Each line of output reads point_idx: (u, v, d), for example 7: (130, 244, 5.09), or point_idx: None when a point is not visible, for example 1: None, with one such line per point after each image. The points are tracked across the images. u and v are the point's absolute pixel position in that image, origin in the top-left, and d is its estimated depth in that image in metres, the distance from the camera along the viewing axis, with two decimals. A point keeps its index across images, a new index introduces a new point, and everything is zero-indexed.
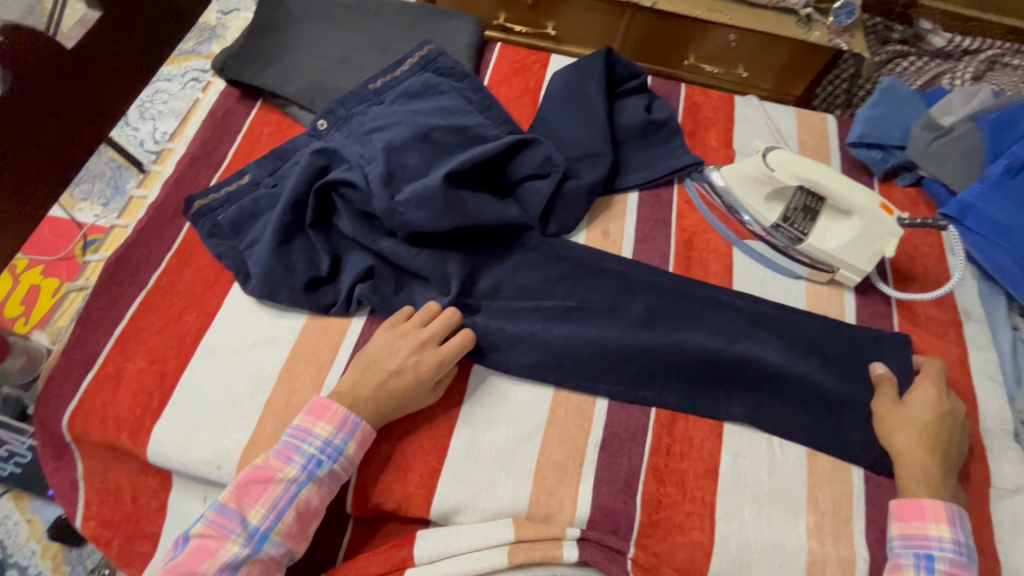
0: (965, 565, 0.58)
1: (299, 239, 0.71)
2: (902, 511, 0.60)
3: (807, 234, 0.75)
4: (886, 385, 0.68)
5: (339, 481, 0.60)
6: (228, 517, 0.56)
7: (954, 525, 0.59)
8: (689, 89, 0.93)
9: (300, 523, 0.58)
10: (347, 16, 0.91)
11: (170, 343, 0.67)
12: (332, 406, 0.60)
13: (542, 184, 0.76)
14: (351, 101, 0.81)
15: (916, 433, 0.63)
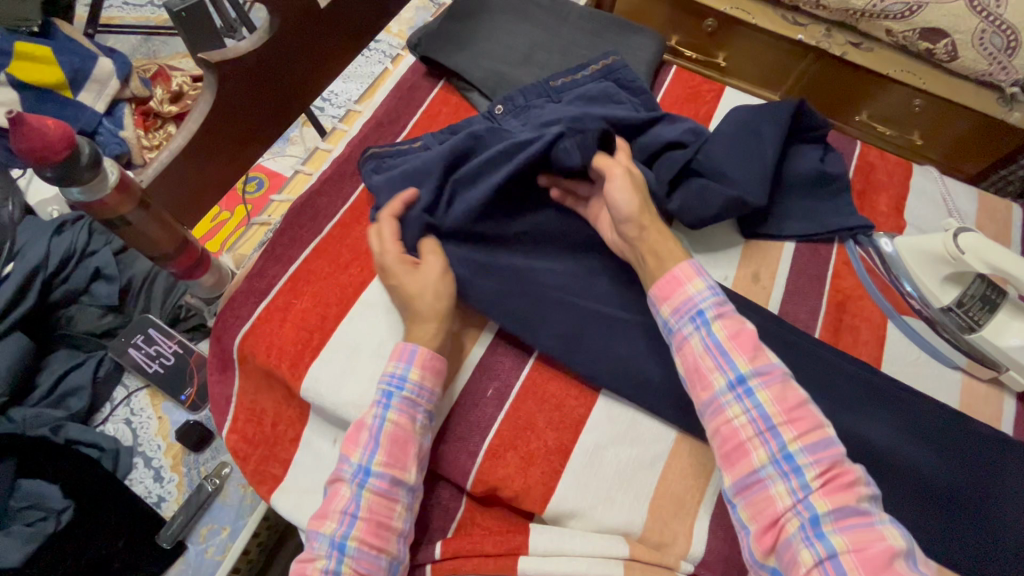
0: (727, 302, 0.63)
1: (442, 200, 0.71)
2: (662, 291, 0.64)
3: (982, 325, 0.71)
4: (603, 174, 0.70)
5: (420, 404, 0.62)
6: (340, 461, 0.61)
7: (700, 274, 0.64)
8: (863, 148, 0.90)
9: (395, 450, 0.60)
10: (538, 15, 0.94)
11: (334, 290, 0.72)
12: (396, 346, 0.64)
13: (677, 155, 0.76)
14: (531, 93, 0.82)
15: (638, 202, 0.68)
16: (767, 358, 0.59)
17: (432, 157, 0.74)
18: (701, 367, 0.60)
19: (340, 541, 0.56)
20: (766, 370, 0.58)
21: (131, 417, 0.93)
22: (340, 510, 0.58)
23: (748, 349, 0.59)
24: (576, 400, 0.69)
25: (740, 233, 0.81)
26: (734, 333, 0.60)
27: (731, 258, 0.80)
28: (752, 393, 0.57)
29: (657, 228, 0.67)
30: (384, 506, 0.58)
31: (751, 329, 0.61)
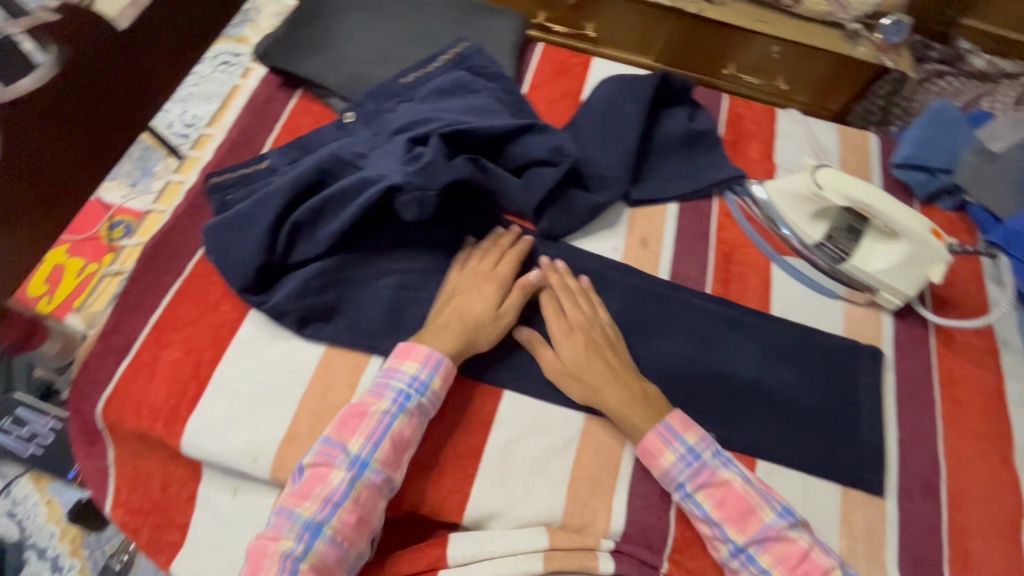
0: (705, 464, 0.60)
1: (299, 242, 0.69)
2: (641, 458, 0.62)
3: (850, 254, 0.75)
4: (535, 341, 0.69)
5: (426, 414, 0.62)
6: (334, 446, 0.58)
7: (672, 440, 0.61)
8: (731, 100, 0.93)
9: (395, 451, 0.59)
10: (392, 8, 0.90)
11: (206, 333, 0.66)
12: (417, 346, 0.63)
13: (547, 173, 0.74)
14: (381, 96, 0.80)
15: (578, 371, 0.66)
16: (759, 517, 0.58)
17: (277, 185, 0.70)
18: (700, 532, 0.60)
19: (315, 527, 0.54)
20: (759, 537, 0.57)
21: (14, 509, 0.86)
22: (322, 496, 0.55)
23: (736, 517, 0.58)
24: (481, 399, 0.67)
25: (626, 202, 0.82)
26: (719, 500, 0.59)
27: (619, 228, 0.80)
28: (754, 559, 0.57)
29: (609, 393, 0.64)
30: (369, 499, 0.57)
31: (735, 490, 0.59)
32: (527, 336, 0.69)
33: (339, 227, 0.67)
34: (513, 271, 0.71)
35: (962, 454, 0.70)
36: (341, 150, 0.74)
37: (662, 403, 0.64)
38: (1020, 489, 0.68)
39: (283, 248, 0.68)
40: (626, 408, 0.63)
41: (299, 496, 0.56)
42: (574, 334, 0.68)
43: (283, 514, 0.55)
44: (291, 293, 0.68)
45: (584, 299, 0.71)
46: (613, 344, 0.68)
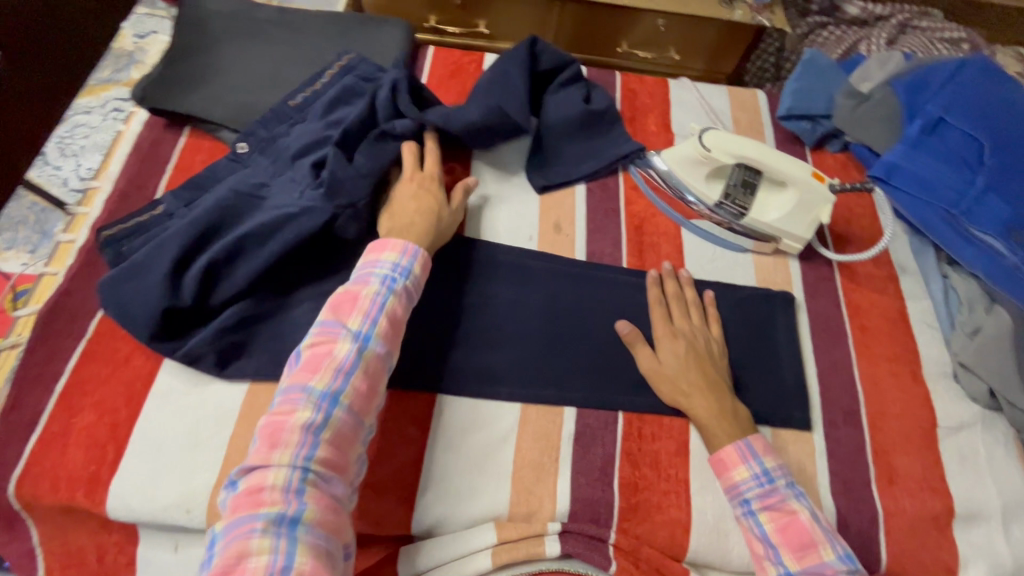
0: (777, 488, 0.61)
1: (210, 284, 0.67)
2: (715, 467, 0.64)
3: (748, 208, 0.79)
4: (637, 342, 0.70)
5: (413, 299, 0.64)
6: (332, 325, 0.59)
7: (749, 458, 0.62)
8: (624, 77, 0.95)
9: (392, 329, 0.61)
10: (273, 32, 0.88)
11: (118, 392, 0.64)
12: (391, 240, 0.65)
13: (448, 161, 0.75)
14: (272, 122, 0.79)
15: (676, 379, 0.68)
16: (817, 553, 0.58)
17: (176, 227, 0.68)
18: (753, 552, 0.61)
19: (332, 396, 0.55)
20: (815, 571, 0.58)
21: None
22: (332, 368, 0.56)
23: (796, 545, 0.59)
24: (416, 407, 0.67)
25: (534, 189, 0.83)
26: (782, 525, 0.60)
27: (531, 216, 0.81)
28: None
29: (698, 403, 0.66)
30: (376, 371, 0.59)
31: (801, 521, 0.59)
32: (628, 334, 0.71)
33: (258, 263, 0.67)
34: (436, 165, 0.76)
35: (876, 378, 0.74)
36: (240, 183, 0.72)
37: (741, 415, 0.67)
38: (931, 400, 0.73)
39: (193, 294, 0.65)
40: (712, 420, 0.65)
41: (306, 374, 0.56)
42: (678, 343, 0.70)
43: (293, 391, 0.55)
44: (205, 334, 0.66)
45: (698, 313, 0.73)
46: (711, 355, 0.70)
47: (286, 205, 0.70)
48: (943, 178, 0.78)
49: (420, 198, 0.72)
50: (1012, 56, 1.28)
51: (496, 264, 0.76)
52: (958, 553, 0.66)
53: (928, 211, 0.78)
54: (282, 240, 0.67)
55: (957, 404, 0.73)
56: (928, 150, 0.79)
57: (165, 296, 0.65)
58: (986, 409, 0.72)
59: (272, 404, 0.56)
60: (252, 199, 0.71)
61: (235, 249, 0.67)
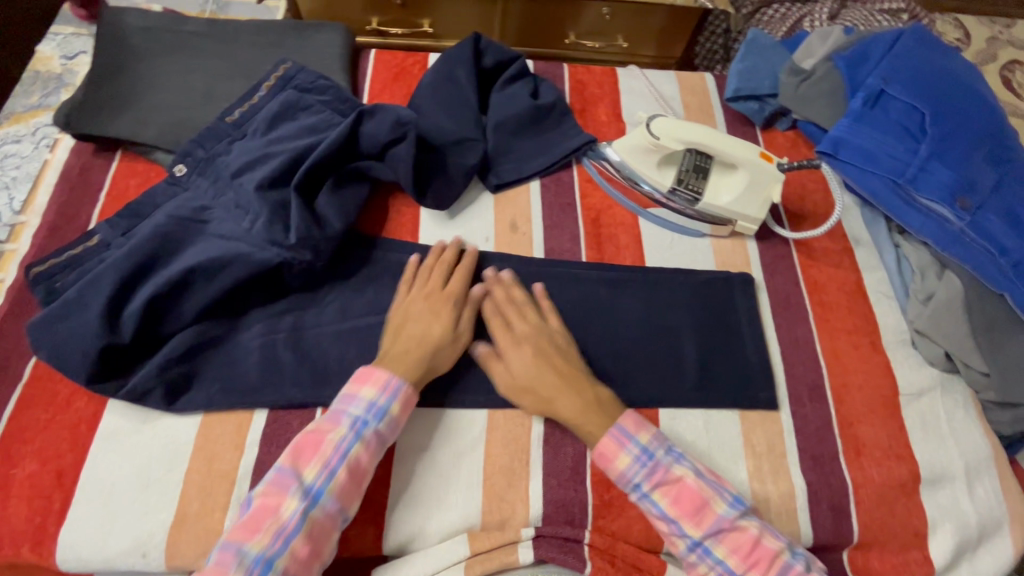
0: (661, 461, 0.60)
1: (157, 318, 0.64)
2: (597, 461, 0.62)
3: (702, 193, 0.78)
4: (490, 354, 0.67)
5: (384, 443, 0.60)
6: (287, 474, 0.55)
7: (626, 442, 0.61)
8: (572, 69, 0.94)
9: (352, 481, 0.57)
10: (204, 45, 0.84)
11: (61, 437, 0.61)
12: (376, 371, 0.61)
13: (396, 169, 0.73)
14: (209, 139, 0.75)
15: (534, 387, 0.64)
16: (711, 511, 0.58)
17: (113, 259, 0.65)
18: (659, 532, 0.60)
19: (265, 561, 0.52)
20: (715, 528, 0.58)
21: None
22: (272, 530, 0.53)
23: (692, 512, 0.58)
24: None
25: (487, 188, 0.81)
26: (675, 496, 0.59)
27: (485, 216, 0.80)
28: (711, 550, 0.58)
29: (563, 403, 0.63)
30: (322, 531, 0.55)
31: (688, 487, 0.59)
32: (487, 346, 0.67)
33: (210, 294, 0.65)
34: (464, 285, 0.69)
35: (838, 351, 0.75)
36: (180, 208, 0.69)
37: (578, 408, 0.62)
38: (891, 368, 0.74)
39: (134, 329, 0.62)
40: (580, 416, 0.62)
41: (248, 530, 0.53)
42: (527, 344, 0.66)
43: (229, 548, 0.52)
44: (150, 370, 0.63)
45: (534, 312, 0.69)
46: (560, 346, 0.67)
47: (233, 238, 0.67)
48: (888, 150, 0.79)
49: (427, 316, 0.66)
50: (948, 24, 1.32)
51: None
52: (926, 517, 0.67)
53: (875, 180, 0.79)
54: (232, 273, 0.65)
55: (917, 371, 0.74)
56: (872, 123, 0.80)
57: (104, 333, 0.61)
58: (945, 372, 0.74)
59: (211, 554, 0.53)
60: (194, 226, 0.68)
61: (180, 284, 0.64)
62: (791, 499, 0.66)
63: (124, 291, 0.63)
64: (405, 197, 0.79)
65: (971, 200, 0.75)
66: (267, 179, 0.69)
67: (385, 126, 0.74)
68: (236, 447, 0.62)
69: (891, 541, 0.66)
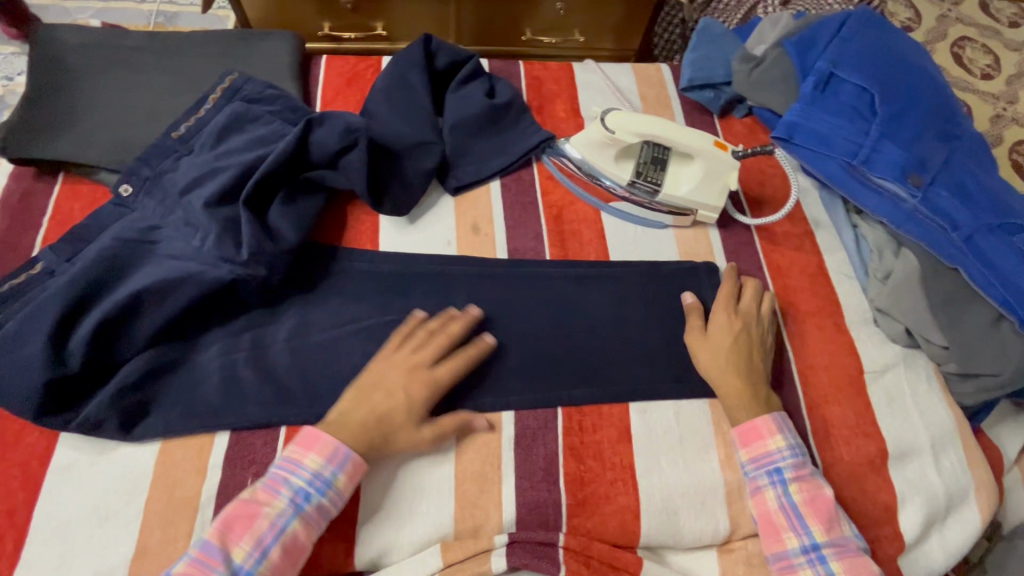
0: (806, 462, 0.64)
1: (109, 345, 0.62)
2: (742, 436, 0.65)
3: (661, 184, 0.79)
4: (693, 315, 0.72)
5: (328, 516, 0.57)
6: (212, 554, 0.53)
7: (784, 429, 0.65)
8: (528, 66, 0.94)
9: (286, 557, 0.55)
10: (145, 59, 0.82)
11: (12, 475, 0.59)
12: (323, 437, 0.58)
13: (353, 174, 0.72)
14: (155, 157, 0.72)
15: (717, 349, 0.69)
16: (840, 527, 0.61)
17: (56, 286, 0.62)
18: (772, 524, 0.62)
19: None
20: (839, 543, 0.60)
21: None
22: None
23: (823, 516, 0.61)
24: None
25: (447, 191, 0.80)
26: (810, 497, 0.62)
27: (446, 220, 0.79)
28: (826, 560, 0.60)
29: (727, 380, 0.67)
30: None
31: (828, 497, 0.62)
32: (690, 305, 0.73)
33: (164, 314, 0.63)
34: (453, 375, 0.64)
35: (803, 334, 0.75)
36: (126, 230, 0.67)
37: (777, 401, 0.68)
38: (855, 347, 0.75)
39: (83, 359, 0.60)
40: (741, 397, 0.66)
41: None
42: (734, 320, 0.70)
43: None
44: (102, 399, 0.61)
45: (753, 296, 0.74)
46: (762, 342, 0.71)
47: (184, 258, 0.66)
48: (841, 131, 0.80)
49: (396, 391, 0.61)
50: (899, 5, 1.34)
51: (415, 277, 0.73)
52: (895, 492, 0.68)
53: (830, 163, 0.80)
54: (185, 295, 0.63)
55: (881, 349, 0.75)
56: (824, 106, 0.81)
57: (52, 365, 0.59)
58: (907, 347, 0.75)
59: None
60: (142, 247, 0.66)
61: (130, 308, 0.62)
62: None
63: (69, 319, 0.61)
64: (362, 205, 0.78)
65: (922, 177, 0.76)
66: (216, 195, 0.67)
67: (335, 133, 0.72)
68: (199, 473, 0.60)
69: (862, 518, 0.67)
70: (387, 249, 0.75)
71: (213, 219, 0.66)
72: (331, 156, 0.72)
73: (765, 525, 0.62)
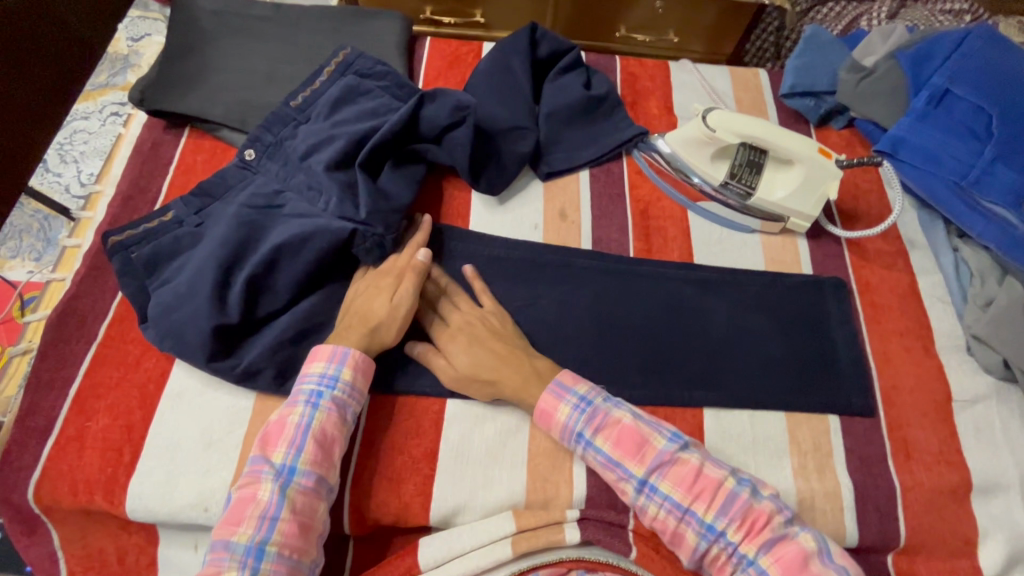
0: (597, 407, 0.60)
1: (262, 299, 0.67)
2: (542, 421, 0.62)
3: (755, 188, 0.78)
4: (409, 276, 0.67)
5: (346, 410, 0.61)
6: (256, 463, 0.57)
7: (564, 393, 0.62)
8: (624, 61, 0.95)
9: (322, 449, 0.59)
10: (267, 28, 0.87)
11: (131, 395, 0.64)
12: (320, 347, 0.63)
13: (455, 150, 0.75)
14: (276, 125, 0.77)
15: (478, 359, 0.65)
16: (651, 447, 0.58)
17: (214, 240, 0.68)
18: (609, 481, 0.59)
19: (257, 546, 0.53)
20: (656, 465, 0.57)
21: None
22: (257, 514, 0.54)
23: (632, 451, 0.58)
24: (430, 399, 0.67)
25: (537, 176, 0.82)
26: (615, 439, 0.59)
27: (534, 203, 0.81)
28: (656, 488, 0.56)
29: (505, 379, 0.64)
30: (307, 504, 0.56)
31: (627, 427, 0.59)
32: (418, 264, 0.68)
33: (305, 263, 0.67)
34: (405, 261, 0.69)
35: (888, 353, 0.74)
36: (255, 196, 0.71)
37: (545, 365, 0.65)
38: (945, 373, 0.72)
39: (242, 311, 0.65)
40: (523, 391, 0.63)
41: (232, 523, 0.54)
42: (463, 318, 0.68)
43: (219, 546, 0.54)
44: (264, 351, 0.65)
45: (465, 297, 0.70)
46: (499, 327, 0.68)
47: (311, 217, 0.70)
48: (951, 150, 0.77)
49: (370, 292, 0.67)
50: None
51: (501, 256, 0.75)
52: (977, 524, 0.65)
53: (935, 181, 0.78)
54: (319, 248, 0.67)
55: (972, 377, 0.72)
56: (934, 123, 0.79)
57: (215, 315, 0.64)
58: (1001, 380, 0.72)
59: (205, 560, 0.55)
60: (269, 211, 0.71)
61: (272, 262, 0.66)
62: (837, 498, 0.65)
63: (225, 276, 0.66)
64: (457, 181, 0.81)
65: None
66: (334, 160, 0.72)
67: (444, 110, 0.76)
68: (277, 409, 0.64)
69: (939, 547, 0.65)
70: (476, 227, 0.78)
71: (326, 181, 0.71)
72: (439, 129, 0.75)
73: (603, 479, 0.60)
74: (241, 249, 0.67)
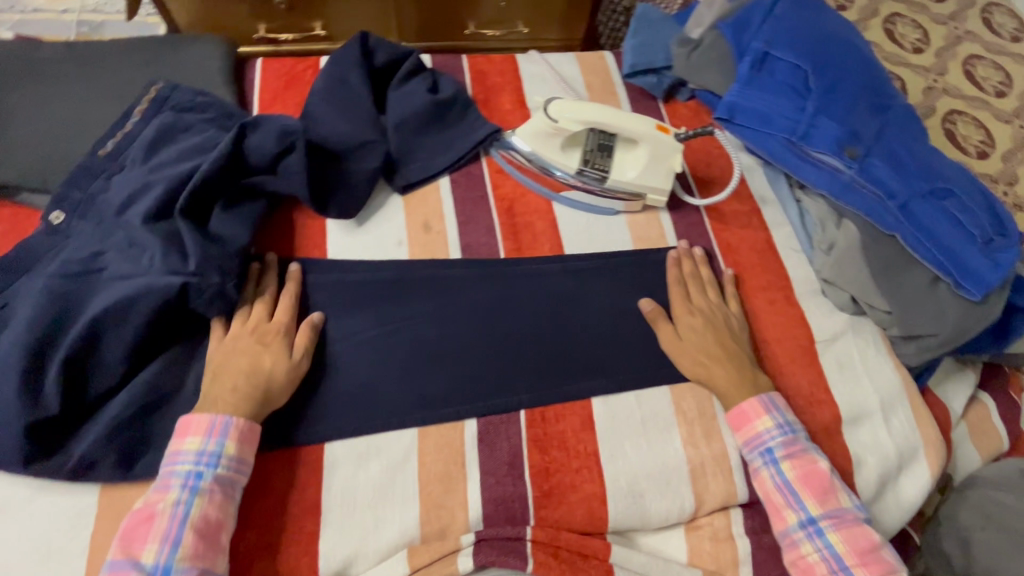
0: (796, 437, 0.65)
1: (89, 379, 0.59)
2: (733, 421, 0.66)
3: (609, 170, 0.79)
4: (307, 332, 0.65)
5: (232, 488, 0.56)
6: (120, 568, 0.51)
7: (772, 410, 0.66)
8: (471, 59, 0.93)
9: (206, 538, 0.53)
10: (60, 70, 0.77)
11: None
12: (195, 418, 0.57)
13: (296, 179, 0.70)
14: (84, 179, 0.69)
15: (696, 351, 0.69)
16: (837, 498, 0.62)
17: (20, 322, 0.60)
18: (772, 502, 0.63)
19: None
20: (835, 514, 0.61)
21: None
22: None
23: (819, 491, 0.62)
24: (304, 449, 0.62)
25: (394, 190, 0.79)
26: (805, 472, 0.63)
27: (395, 220, 0.77)
28: (824, 533, 0.60)
29: (722, 372, 0.68)
30: None
31: (821, 469, 0.63)
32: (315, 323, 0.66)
33: (133, 330, 0.59)
34: (291, 317, 0.66)
35: (755, 309, 0.77)
36: (65, 263, 0.63)
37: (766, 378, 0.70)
38: (806, 318, 0.77)
39: (63, 398, 0.57)
40: (738, 388, 0.67)
41: None
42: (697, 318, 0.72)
43: None
44: (97, 438, 0.57)
45: (715, 290, 0.75)
46: (731, 329, 0.72)
47: (134, 276, 0.62)
48: (779, 108, 0.82)
49: (251, 350, 0.62)
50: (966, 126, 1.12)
51: (366, 282, 0.71)
52: (851, 454, 0.70)
53: (771, 140, 0.83)
54: (147, 311, 0.59)
55: (830, 318, 0.77)
56: (760, 85, 0.83)
57: (31, 408, 0.56)
58: (853, 316, 0.77)
59: None
60: (84, 277, 0.62)
61: (93, 337, 0.58)
62: (725, 459, 0.67)
63: (38, 362, 0.57)
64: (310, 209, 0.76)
65: (858, 149, 0.78)
66: (153, 210, 0.64)
67: (271, 138, 0.70)
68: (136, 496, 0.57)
69: None
70: (334, 255, 0.73)
71: (147, 234, 0.64)
72: (269, 159, 0.70)
73: (764, 501, 0.64)
74: (54, 328, 0.59)
